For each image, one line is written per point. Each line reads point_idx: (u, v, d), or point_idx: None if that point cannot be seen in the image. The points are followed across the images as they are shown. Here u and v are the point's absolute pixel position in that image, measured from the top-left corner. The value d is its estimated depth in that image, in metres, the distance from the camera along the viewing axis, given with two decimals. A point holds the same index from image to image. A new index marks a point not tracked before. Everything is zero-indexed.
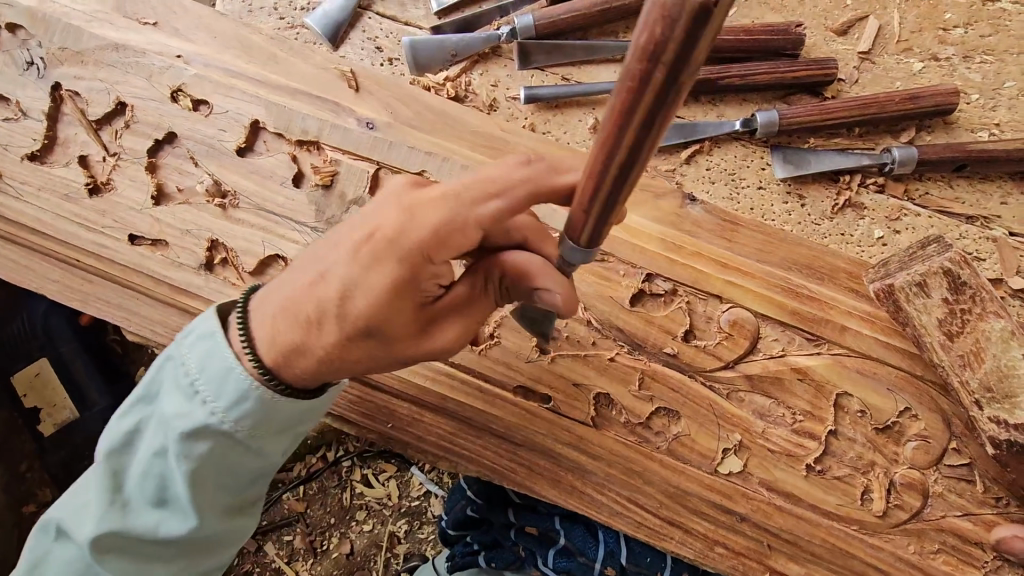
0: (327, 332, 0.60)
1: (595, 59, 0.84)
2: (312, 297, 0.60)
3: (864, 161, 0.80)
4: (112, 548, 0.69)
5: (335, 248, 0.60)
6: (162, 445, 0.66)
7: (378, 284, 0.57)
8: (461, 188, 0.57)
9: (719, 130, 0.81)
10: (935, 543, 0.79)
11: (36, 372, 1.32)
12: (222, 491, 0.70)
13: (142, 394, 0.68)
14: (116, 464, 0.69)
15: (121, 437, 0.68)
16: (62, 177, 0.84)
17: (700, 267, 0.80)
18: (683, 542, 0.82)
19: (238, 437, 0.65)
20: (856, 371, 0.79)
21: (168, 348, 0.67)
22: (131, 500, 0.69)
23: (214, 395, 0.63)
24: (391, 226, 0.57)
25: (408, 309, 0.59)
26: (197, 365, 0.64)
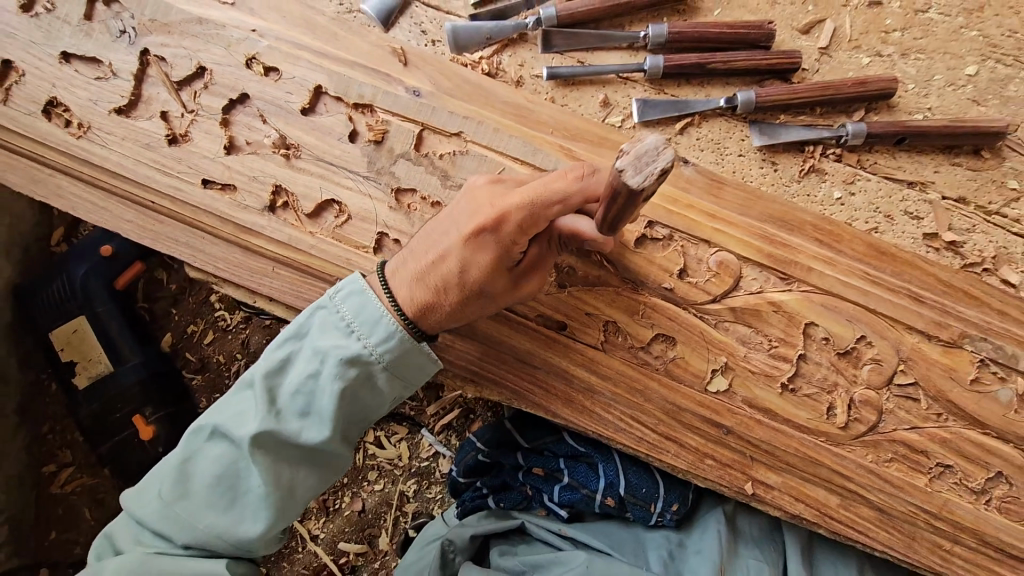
0: (451, 294, 0.86)
1: (605, 47, 1.01)
2: (438, 270, 0.85)
3: (825, 134, 0.98)
4: (262, 446, 0.88)
5: (451, 235, 0.85)
6: (317, 368, 0.87)
7: (485, 260, 0.83)
8: (532, 193, 0.78)
9: (708, 105, 0.98)
10: (889, 453, 0.94)
11: (74, 329, 1.41)
12: (352, 413, 0.91)
13: (297, 331, 0.90)
14: (271, 382, 0.89)
15: (276, 362, 0.89)
16: (144, 129, 0.97)
17: (692, 216, 0.95)
18: (678, 453, 0.95)
19: (376, 369, 0.88)
20: (821, 304, 0.95)
21: (325, 299, 0.90)
22: (283, 410, 0.88)
23: (367, 332, 0.86)
24: (490, 219, 0.80)
25: (503, 276, 0.85)
26: (351, 311, 0.87)
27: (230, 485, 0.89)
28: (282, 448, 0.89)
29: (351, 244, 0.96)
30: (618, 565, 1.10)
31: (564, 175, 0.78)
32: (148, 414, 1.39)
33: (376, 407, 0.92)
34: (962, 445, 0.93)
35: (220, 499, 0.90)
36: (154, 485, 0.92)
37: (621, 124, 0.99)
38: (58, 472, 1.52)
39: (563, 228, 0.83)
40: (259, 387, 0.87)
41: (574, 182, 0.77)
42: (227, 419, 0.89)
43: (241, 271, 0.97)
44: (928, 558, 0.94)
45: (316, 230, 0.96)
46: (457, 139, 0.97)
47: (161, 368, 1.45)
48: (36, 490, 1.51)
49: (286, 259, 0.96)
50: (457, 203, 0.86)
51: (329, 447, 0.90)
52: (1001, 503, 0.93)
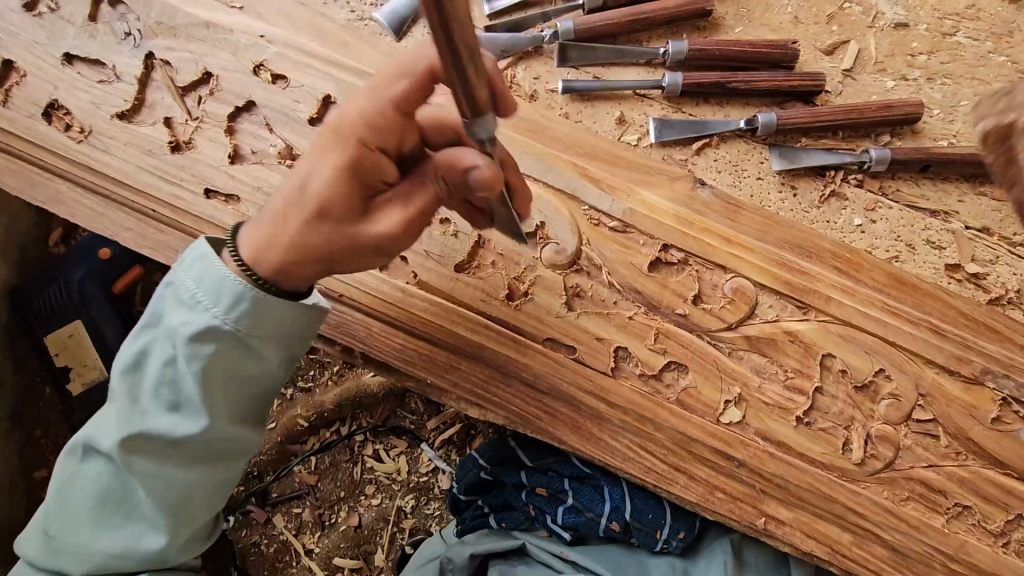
0: (286, 225, 0.75)
1: (623, 62, 0.98)
2: (280, 210, 0.75)
3: (847, 159, 0.95)
4: (136, 447, 0.82)
5: (320, 156, 0.73)
6: (172, 351, 0.80)
7: (330, 167, 0.72)
8: (387, 104, 0.71)
9: (727, 127, 0.96)
10: (905, 491, 0.91)
11: (70, 335, 1.38)
12: (239, 396, 0.84)
13: (150, 318, 0.83)
14: (129, 379, 0.83)
15: (134, 354, 0.82)
16: (147, 135, 0.94)
17: (708, 240, 0.93)
18: (686, 486, 0.92)
19: (238, 338, 0.79)
20: (839, 335, 0.91)
21: (168, 275, 0.81)
22: (147, 407, 0.82)
23: (212, 300, 0.78)
24: (331, 128, 0.72)
25: (415, 226, 0.75)
26: (195, 280, 0.79)
27: (118, 500, 0.86)
28: (147, 451, 0.83)
29: None
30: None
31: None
32: None
33: (250, 362, 0.82)
34: (981, 485, 0.90)
35: (105, 517, 0.86)
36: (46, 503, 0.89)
37: (636, 142, 0.96)
38: (50, 477, 1.49)
39: (530, 202, 0.81)
40: (125, 384, 0.82)
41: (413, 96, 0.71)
42: (159, 421, 0.82)
43: None
44: None
45: None
46: None
47: None
48: (27, 495, 1.48)
49: None
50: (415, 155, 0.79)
51: (230, 437, 0.85)
52: None
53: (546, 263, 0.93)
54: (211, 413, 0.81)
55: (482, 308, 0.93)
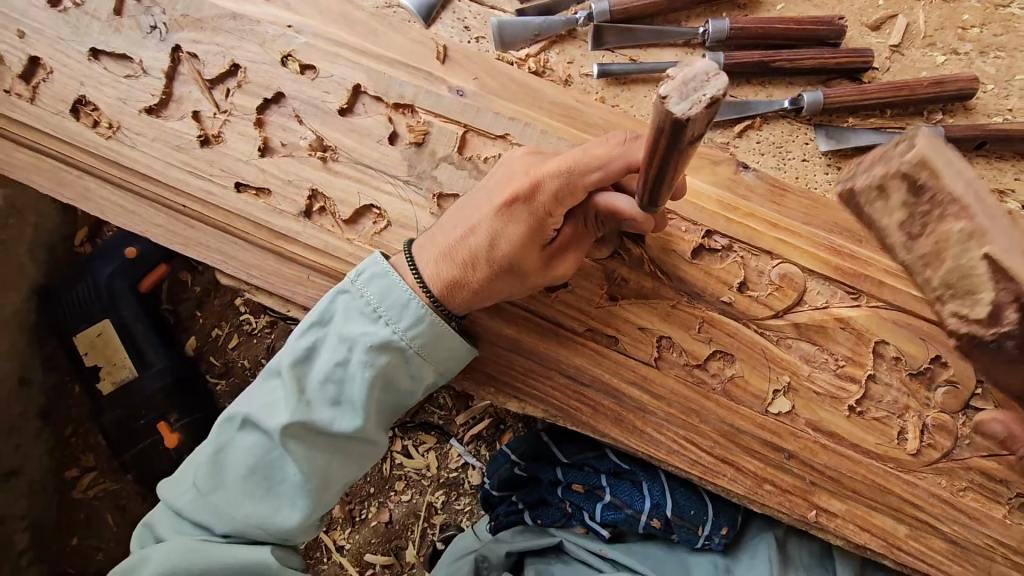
0: (479, 270, 0.82)
1: (660, 43, 0.95)
2: (466, 245, 0.82)
3: (897, 138, 0.91)
4: (292, 435, 0.84)
5: (485, 206, 0.81)
6: (346, 355, 0.83)
7: (516, 227, 0.79)
8: (571, 159, 0.75)
9: (771, 107, 0.92)
10: (963, 481, 0.88)
11: (98, 334, 1.37)
12: (385, 400, 0.88)
13: (317, 317, 0.86)
14: (298, 371, 0.85)
15: (303, 348, 0.85)
16: (175, 130, 0.92)
17: (753, 226, 0.89)
18: (734, 478, 0.89)
19: (410, 354, 0.84)
20: (893, 321, 0.88)
21: (345, 282, 0.86)
22: (313, 400, 0.84)
23: (396, 316, 0.83)
24: (524, 189, 0.78)
25: (532, 254, 0.81)
26: (378, 296, 0.84)
27: (264, 475, 0.86)
28: (301, 431, 0.84)
29: (390, 252, 0.91)
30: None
31: (604, 143, 0.75)
32: (174, 420, 1.36)
33: (396, 389, 0.87)
34: None
35: (256, 490, 0.86)
36: (187, 479, 0.89)
37: None
38: (80, 477, 1.49)
39: (599, 204, 0.79)
40: (287, 376, 0.84)
41: (614, 148, 0.74)
42: (300, 410, 0.83)
43: (276, 280, 0.92)
44: None
45: (353, 236, 0.91)
46: (504, 141, 0.91)
47: (184, 374, 1.41)
48: (58, 495, 1.48)
49: (323, 268, 0.91)
50: (491, 174, 0.84)
51: (363, 434, 0.86)
52: None
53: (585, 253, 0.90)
54: (348, 408, 0.85)
55: (519, 299, 0.91)
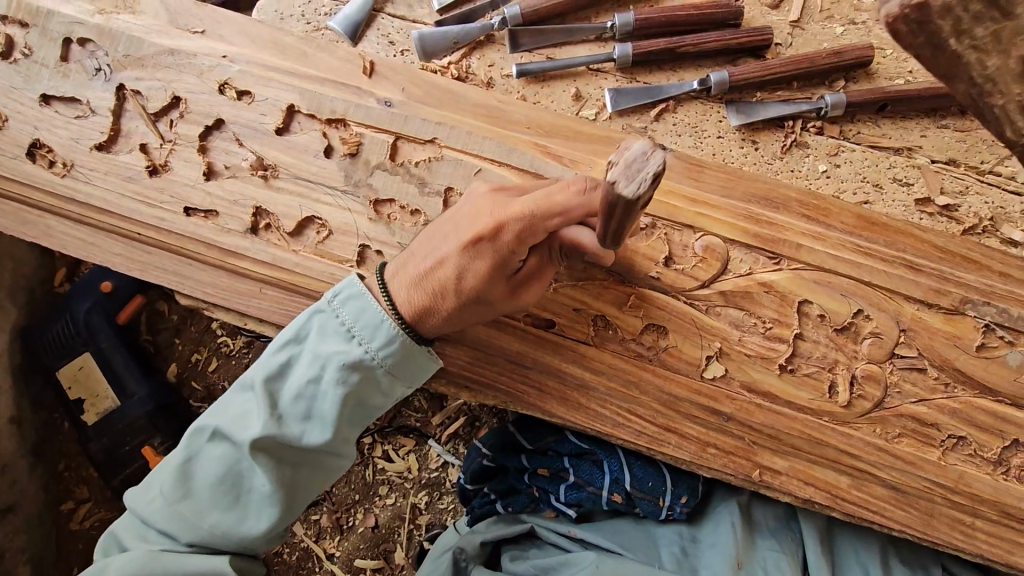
0: (448, 300, 0.86)
1: (573, 40, 1.00)
2: (434, 276, 0.86)
3: (803, 107, 0.96)
4: (262, 449, 0.88)
5: (453, 241, 0.85)
6: (319, 373, 0.87)
7: (480, 262, 0.83)
8: (533, 203, 0.79)
9: (681, 89, 0.97)
10: (897, 428, 0.91)
11: (80, 367, 1.43)
12: (356, 416, 0.91)
13: (293, 334, 0.89)
14: (273, 387, 0.89)
15: (278, 365, 0.88)
16: (125, 163, 0.98)
17: (673, 202, 0.94)
18: (678, 445, 0.93)
19: (379, 372, 0.88)
20: (813, 281, 0.92)
21: (322, 301, 0.89)
22: (286, 415, 0.88)
23: (367, 336, 0.87)
24: (489, 228, 0.81)
25: (499, 286, 0.86)
26: (351, 316, 0.87)
27: (233, 484, 0.90)
28: (272, 445, 0.88)
29: (333, 259, 0.96)
30: (631, 565, 1.07)
31: (564, 188, 0.79)
32: (158, 444, 1.40)
33: (367, 411, 0.92)
34: (972, 414, 0.90)
35: (223, 499, 0.90)
36: (156, 486, 0.92)
37: (595, 117, 0.99)
38: (76, 508, 1.54)
39: (564, 237, 0.85)
40: (261, 391, 0.87)
41: (574, 197, 0.78)
42: (272, 426, 0.87)
43: (229, 294, 0.98)
44: (949, 535, 0.90)
45: (298, 247, 0.97)
46: (432, 145, 0.96)
47: (167, 399, 1.46)
48: (56, 527, 1.53)
49: (273, 280, 0.97)
50: (457, 209, 0.88)
51: (331, 449, 0.91)
52: (1021, 472, 0.90)
53: None
54: (320, 425, 0.88)
55: None
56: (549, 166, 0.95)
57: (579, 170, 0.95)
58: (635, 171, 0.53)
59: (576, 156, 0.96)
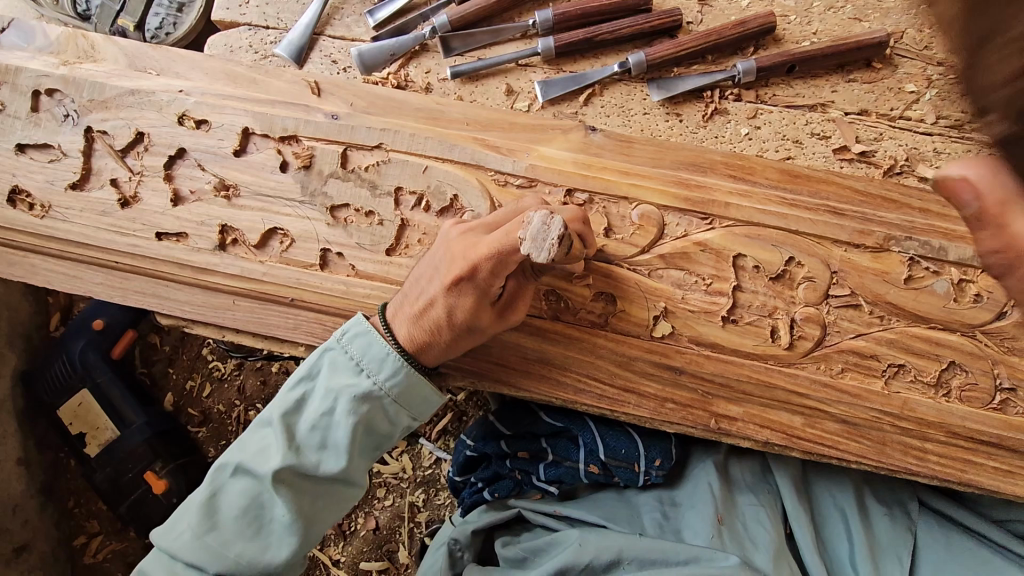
0: (445, 334, 0.91)
1: (500, 40, 1.09)
2: (428, 315, 0.90)
3: (719, 76, 1.03)
4: (281, 480, 0.92)
5: (436, 282, 0.89)
6: (332, 405, 0.93)
7: (464, 298, 0.87)
8: (499, 241, 0.81)
9: (603, 74, 1.05)
10: (840, 364, 0.96)
11: (79, 403, 1.48)
12: (366, 445, 0.97)
13: (307, 371, 0.95)
14: (289, 421, 0.94)
15: (294, 400, 0.95)
16: (99, 198, 1.06)
17: (607, 177, 1.01)
18: (638, 403, 0.98)
19: (387, 402, 0.94)
20: (744, 235, 0.98)
21: (331, 339, 0.95)
22: (302, 447, 0.93)
23: (375, 368, 0.92)
24: (465, 270, 0.85)
25: (486, 314, 0.90)
26: (359, 351, 0.93)
27: (255, 515, 0.94)
28: (293, 474, 0.93)
29: (299, 265, 1.03)
30: (614, 535, 1.11)
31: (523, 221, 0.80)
32: (159, 469, 1.45)
33: (378, 437, 0.98)
34: (909, 343, 0.96)
35: (245, 530, 0.94)
36: (181, 521, 0.96)
37: (529, 108, 1.06)
38: (89, 542, 1.60)
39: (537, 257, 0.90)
40: (279, 426, 0.93)
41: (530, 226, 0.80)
42: (289, 457, 0.92)
43: (207, 309, 1.05)
44: (902, 460, 0.95)
45: (265, 258, 1.04)
46: (379, 150, 1.04)
47: (164, 427, 1.51)
48: (71, 561, 1.59)
49: (244, 291, 1.04)
50: (437, 247, 0.91)
51: (345, 477, 0.96)
52: (962, 393, 0.95)
53: None
54: (336, 455, 0.94)
55: None
56: (488, 157, 1.02)
57: (517, 158, 1.02)
58: (542, 243, 0.75)
59: (513, 145, 1.03)
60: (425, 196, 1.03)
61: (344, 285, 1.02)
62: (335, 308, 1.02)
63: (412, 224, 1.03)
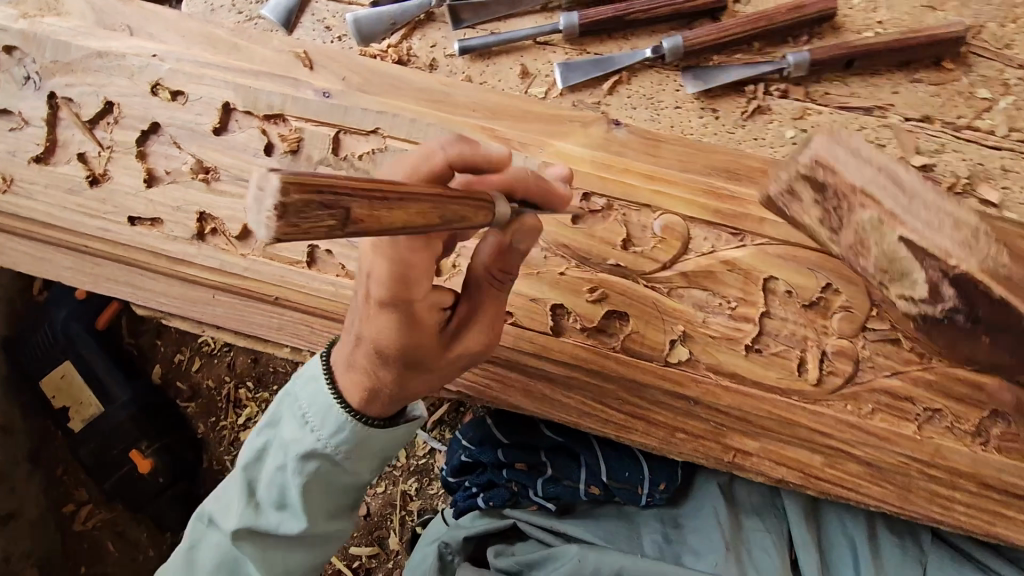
0: (384, 378, 0.72)
1: (516, 12, 0.95)
2: (358, 360, 0.72)
3: (765, 69, 0.89)
4: (246, 538, 0.83)
5: (358, 318, 0.71)
6: (283, 461, 0.79)
7: (392, 323, 0.67)
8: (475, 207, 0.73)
9: (633, 59, 0.91)
10: (870, 404, 0.88)
11: (62, 375, 1.42)
12: (333, 498, 0.83)
13: (267, 417, 0.83)
14: (250, 473, 0.83)
15: (254, 451, 0.83)
16: (65, 174, 0.96)
17: (630, 181, 0.89)
18: (646, 431, 0.91)
19: (342, 458, 0.78)
20: (780, 256, 0.88)
21: (287, 382, 0.81)
22: (262, 503, 0.82)
23: (321, 421, 0.77)
24: (379, 281, 0.64)
25: (427, 343, 0.70)
26: (306, 400, 0.78)
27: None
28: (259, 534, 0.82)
29: (284, 261, 0.94)
30: (615, 554, 1.06)
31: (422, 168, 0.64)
32: (145, 447, 1.41)
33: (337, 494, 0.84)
34: (950, 386, 0.87)
35: None
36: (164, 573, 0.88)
37: (545, 95, 0.94)
38: (77, 510, 1.58)
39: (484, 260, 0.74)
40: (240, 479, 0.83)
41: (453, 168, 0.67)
42: (249, 515, 0.82)
43: (185, 303, 0.97)
44: (927, 509, 0.88)
45: (246, 251, 0.94)
46: (375, 136, 0.91)
47: (150, 403, 1.46)
48: (60, 529, 1.57)
49: (224, 285, 0.95)
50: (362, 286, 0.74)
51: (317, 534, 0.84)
52: (1001, 443, 0.87)
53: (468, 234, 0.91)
54: (297, 515, 0.81)
55: None
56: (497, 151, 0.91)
57: (528, 153, 0.91)
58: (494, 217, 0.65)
59: (525, 138, 0.91)
60: None
61: (333, 286, 0.93)
62: (323, 310, 0.94)
63: None
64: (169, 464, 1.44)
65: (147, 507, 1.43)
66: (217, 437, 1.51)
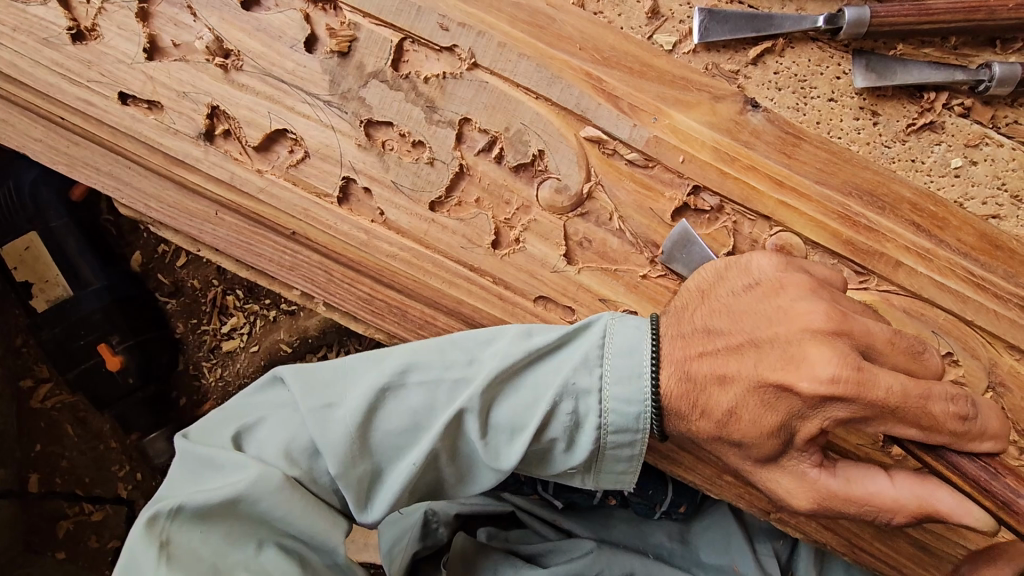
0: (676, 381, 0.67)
1: None
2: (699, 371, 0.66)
3: (958, 75, 0.71)
4: (299, 462, 0.69)
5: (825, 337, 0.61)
6: (382, 387, 0.67)
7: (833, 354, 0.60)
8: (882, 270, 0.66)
9: (798, 26, 0.71)
10: None
11: (27, 246, 1.24)
12: (407, 451, 0.68)
13: (363, 353, 0.72)
14: (323, 396, 0.68)
15: (335, 367, 0.71)
16: (39, 18, 0.74)
17: (753, 183, 0.72)
18: (692, 467, 0.81)
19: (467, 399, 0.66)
20: (902, 310, 0.74)
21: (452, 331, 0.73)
22: (329, 431, 0.67)
23: (454, 359, 0.69)
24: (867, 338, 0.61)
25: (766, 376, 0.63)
26: (444, 344, 0.70)
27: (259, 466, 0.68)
28: (288, 532, 0.69)
29: (310, 190, 0.75)
30: (627, 555, 0.96)
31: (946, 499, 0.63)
32: (115, 344, 1.26)
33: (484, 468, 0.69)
34: None
35: (262, 433, 0.71)
36: (186, 448, 0.72)
37: (673, 47, 0.73)
38: (36, 387, 1.39)
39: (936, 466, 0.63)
40: (304, 399, 0.68)
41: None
42: (316, 434, 0.67)
43: (178, 214, 0.77)
44: None
45: (265, 168, 0.76)
46: (450, 55, 0.72)
47: (128, 293, 1.31)
48: (15, 404, 1.38)
49: (231, 204, 0.76)
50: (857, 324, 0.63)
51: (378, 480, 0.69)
52: None
53: (543, 205, 0.74)
54: (367, 453, 0.68)
55: (472, 259, 0.75)
56: (598, 108, 0.72)
57: (638, 120, 0.72)
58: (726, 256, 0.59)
59: (636, 100, 0.72)
60: (498, 141, 0.73)
61: (365, 234, 0.75)
62: (347, 259, 0.76)
63: (473, 175, 0.75)
64: (139, 364, 1.29)
65: (113, 406, 1.31)
66: (197, 342, 1.37)
